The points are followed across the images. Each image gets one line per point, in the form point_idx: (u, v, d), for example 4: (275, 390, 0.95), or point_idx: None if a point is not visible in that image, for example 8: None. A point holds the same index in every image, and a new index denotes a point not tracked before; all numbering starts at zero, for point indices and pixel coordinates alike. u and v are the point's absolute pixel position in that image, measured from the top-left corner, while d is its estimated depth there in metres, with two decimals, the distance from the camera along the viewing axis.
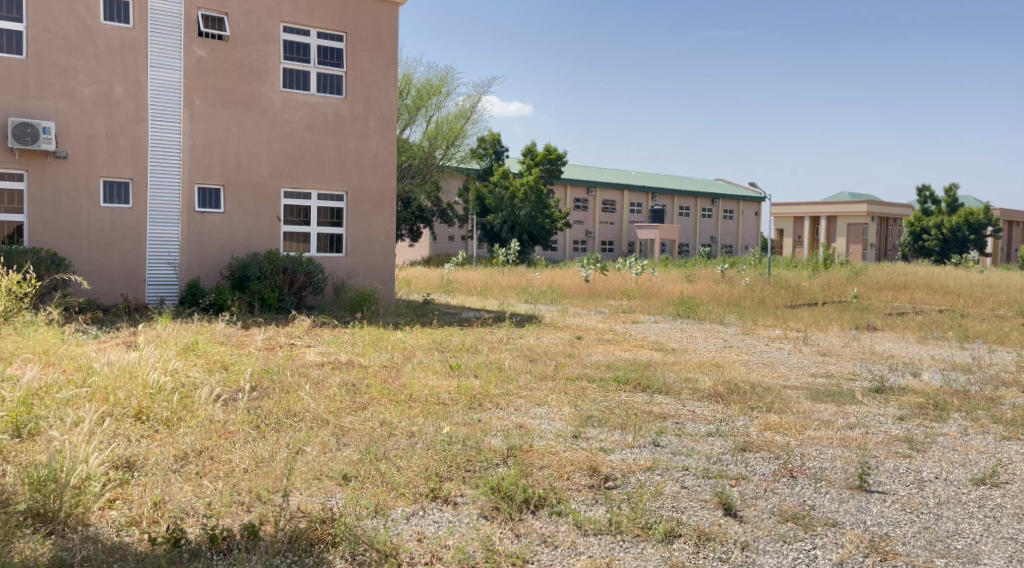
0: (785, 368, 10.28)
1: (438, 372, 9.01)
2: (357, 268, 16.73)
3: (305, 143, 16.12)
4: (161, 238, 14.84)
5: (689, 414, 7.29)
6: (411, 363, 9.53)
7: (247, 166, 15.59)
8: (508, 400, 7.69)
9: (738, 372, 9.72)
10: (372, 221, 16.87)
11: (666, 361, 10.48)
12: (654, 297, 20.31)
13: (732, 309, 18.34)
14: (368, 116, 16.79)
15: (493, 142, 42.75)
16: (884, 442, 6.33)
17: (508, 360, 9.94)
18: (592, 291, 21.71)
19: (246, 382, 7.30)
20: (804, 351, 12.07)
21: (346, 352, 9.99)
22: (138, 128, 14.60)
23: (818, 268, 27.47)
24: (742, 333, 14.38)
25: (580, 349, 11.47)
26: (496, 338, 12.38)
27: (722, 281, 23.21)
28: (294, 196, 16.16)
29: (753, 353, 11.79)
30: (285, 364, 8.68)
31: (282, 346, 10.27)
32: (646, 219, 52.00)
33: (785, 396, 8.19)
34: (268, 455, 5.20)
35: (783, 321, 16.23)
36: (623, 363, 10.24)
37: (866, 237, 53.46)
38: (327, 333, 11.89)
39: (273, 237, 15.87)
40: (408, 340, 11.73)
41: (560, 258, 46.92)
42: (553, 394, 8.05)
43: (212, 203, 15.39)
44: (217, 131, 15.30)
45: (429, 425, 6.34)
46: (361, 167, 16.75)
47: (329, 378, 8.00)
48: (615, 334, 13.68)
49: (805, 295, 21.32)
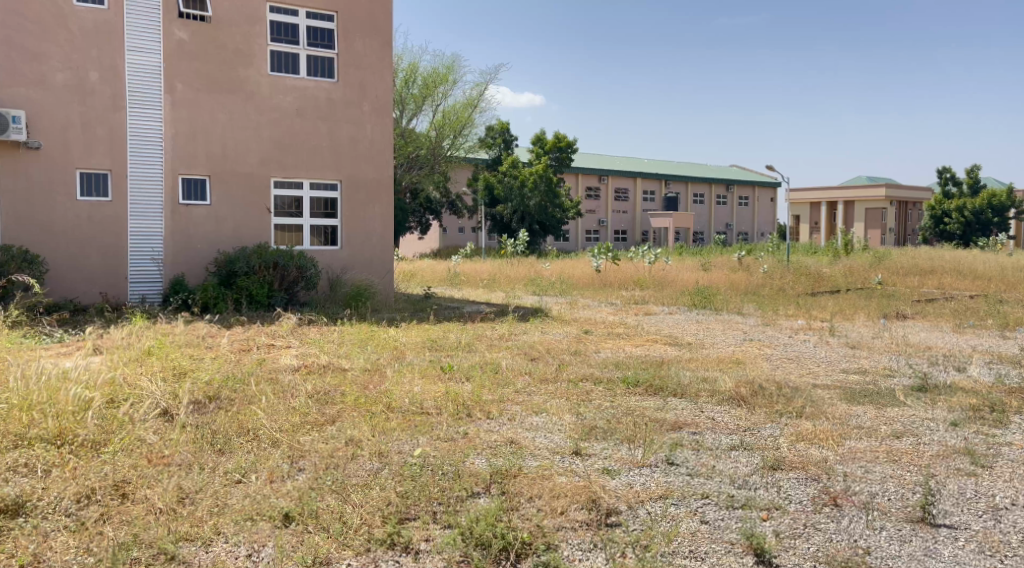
0: (814, 364, 9.29)
1: (428, 375, 8.09)
2: (353, 261, 15.84)
3: (295, 130, 15.22)
4: (143, 234, 13.96)
5: (709, 422, 6.32)
6: (399, 365, 8.61)
7: (235, 155, 14.70)
8: (503, 408, 6.76)
9: (762, 370, 8.76)
10: (369, 212, 15.96)
11: (682, 358, 9.52)
12: (668, 287, 19.33)
13: (751, 299, 17.33)
14: (362, 100, 15.86)
15: (501, 130, 41.62)
16: (941, 456, 5.36)
17: (506, 360, 9.01)
18: (603, 282, 20.72)
19: (202, 393, 6.40)
20: (833, 343, 11.08)
21: (329, 354, 9.07)
22: (116, 116, 13.71)
23: (839, 254, 26.41)
24: (762, 325, 13.40)
25: (588, 346, 10.52)
26: (497, 335, 11.45)
27: (739, 269, 22.18)
28: (285, 186, 15.27)
29: (777, 347, 10.80)
30: (256, 370, 7.77)
31: (259, 348, 9.38)
32: (660, 207, 50.89)
33: (818, 399, 7.22)
34: (197, 487, 4.31)
35: (806, 310, 15.22)
36: (634, 361, 9.29)
37: (885, 221, 52.19)
38: (314, 332, 10.98)
39: (263, 230, 14.98)
40: (400, 338, 10.82)
41: (572, 248, 45.97)
42: (554, 401, 7.12)
43: (197, 194, 14.50)
44: (201, 118, 14.40)
45: (404, 445, 5.41)
46: (356, 155, 15.83)
47: (300, 385, 7.09)
48: (626, 327, 12.73)
49: (827, 282, 20.29)
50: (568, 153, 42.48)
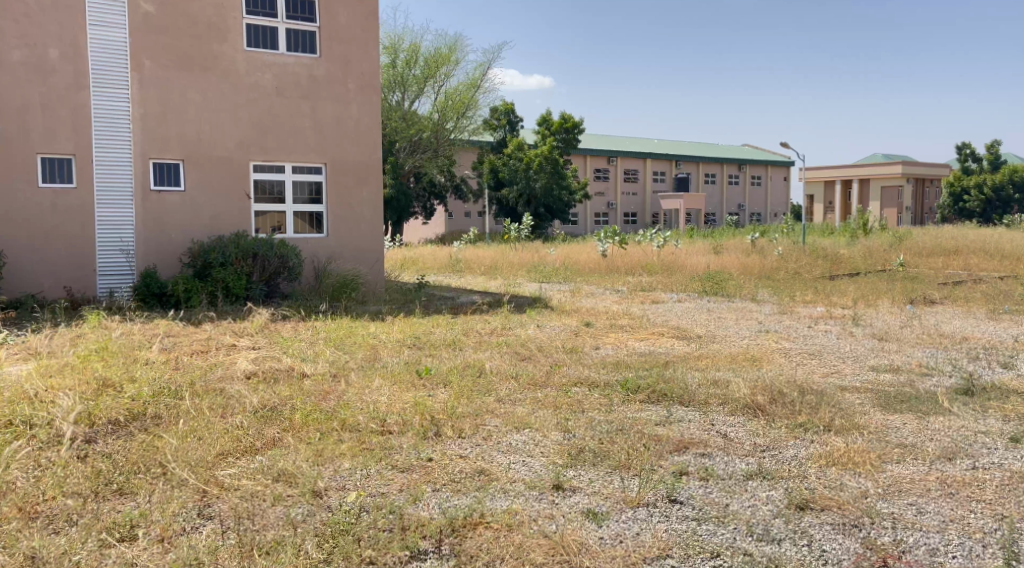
0: (839, 361, 8.24)
1: (400, 383, 7.08)
2: (340, 249, 14.84)
3: (274, 109, 14.22)
4: (112, 222, 13.02)
5: (722, 440, 5.31)
6: (368, 371, 7.63)
7: (210, 137, 13.71)
8: (478, 424, 5.77)
9: (781, 368, 7.73)
10: (357, 197, 14.97)
11: (691, 356, 8.50)
12: (677, 273, 18.25)
13: (766, 284, 16.25)
14: (347, 77, 14.85)
15: (506, 111, 40.36)
16: (1009, 488, 4.36)
17: (492, 361, 8.01)
18: (610, 267, 19.67)
19: (122, 411, 5.43)
20: (857, 335, 10.00)
21: (293, 356, 8.10)
22: (79, 96, 12.75)
23: (856, 234, 25.24)
24: (778, 313, 12.36)
25: (586, 341, 9.51)
26: (489, 329, 10.45)
27: (753, 252, 21.05)
28: (265, 170, 14.27)
29: (796, 340, 9.74)
30: (203, 378, 6.80)
31: (218, 351, 8.41)
32: (671, 188, 49.62)
33: (848, 406, 6.17)
34: (59, 555, 3.48)
35: (826, 296, 14.13)
36: (636, 359, 8.28)
37: (901, 200, 50.79)
38: (287, 330, 10.01)
39: (243, 217, 14.02)
40: (380, 334, 9.85)
41: (581, 231, 45.02)
42: (542, 413, 6.13)
43: (170, 180, 13.53)
44: (172, 98, 13.42)
45: (349, 482, 4.45)
46: (341, 135, 14.83)
47: (245, 396, 6.11)
48: (631, 318, 11.69)
49: (845, 264, 19.17)
50: (574, 133, 41.09)
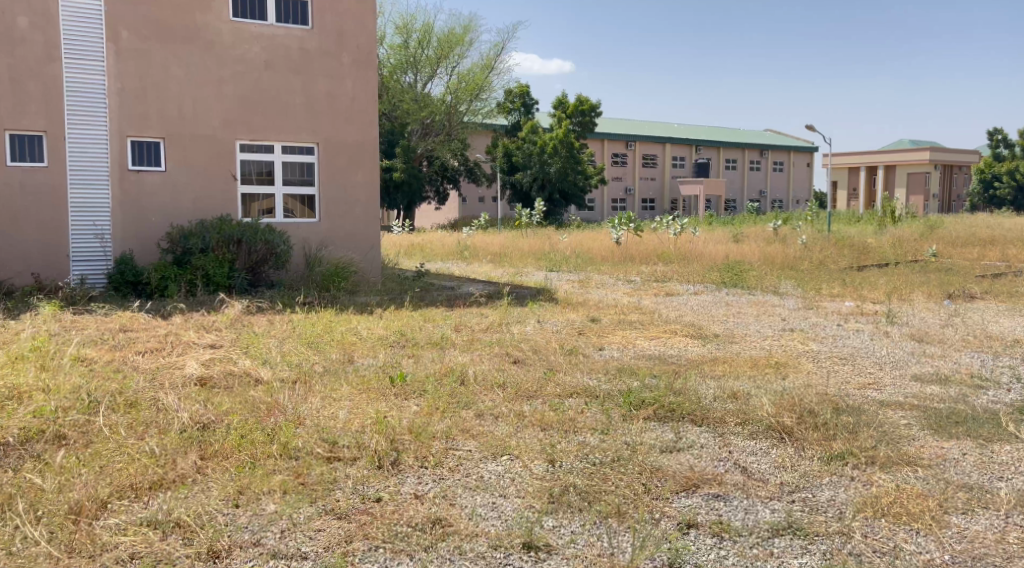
0: (876, 368, 7.19)
1: (368, 393, 6.14)
2: (333, 236, 13.86)
3: (262, 85, 13.26)
4: (86, 204, 12.13)
5: (741, 477, 4.31)
6: (335, 376, 6.68)
7: (193, 114, 12.78)
8: (447, 450, 4.79)
9: (809, 378, 6.72)
10: (350, 180, 13.98)
11: (705, 360, 7.49)
12: (694, 262, 17.18)
13: (789, 275, 15.16)
14: (341, 51, 13.87)
15: (520, 95, 39.37)
16: None
17: (479, 364, 7.04)
18: (623, 256, 18.60)
19: (12, 434, 4.53)
20: (893, 336, 8.92)
21: (255, 358, 7.16)
22: (51, 68, 11.84)
23: (884, 222, 24.00)
24: (804, 308, 11.30)
25: (589, 341, 8.52)
26: (483, 325, 9.49)
27: (775, 240, 19.92)
28: (253, 150, 13.32)
29: (824, 341, 8.69)
30: (139, 386, 5.87)
31: (173, 349, 7.50)
32: (690, 174, 48.34)
33: (892, 428, 5.14)
34: None
35: (855, 289, 13.03)
36: (644, 364, 7.30)
37: (928, 187, 49.21)
38: (260, 326, 9.10)
39: (228, 201, 13.10)
40: (361, 331, 8.91)
41: (597, 217, 43.94)
42: (527, 435, 5.15)
43: (150, 159, 12.61)
44: (152, 72, 12.49)
45: (267, 534, 3.59)
46: (335, 113, 13.85)
47: (175, 411, 5.17)
48: (642, 313, 10.68)
49: (874, 254, 18.02)
50: (590, 116, 39.79)
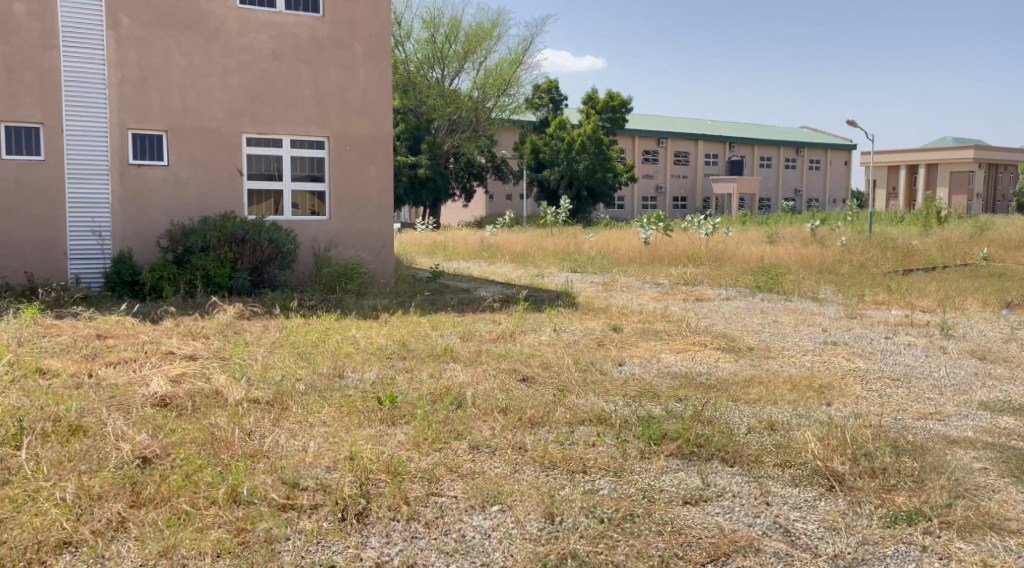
0: (935, 392, 6.31)
1: (351, 417, 5.40)
2: (344, 234, 13.11)
3: (270, 75, 12.57)
4: (84, 200, 11.51)
5: (781, 544, 3.60)
6: (318, 394, 5.94)
7: (196, 105, 12.12)
8: (428, 495, 4.02)
9: (858, 404, 5.87)
10: (363, 175, 13.21)
11: (738, 380, 6.64)
12: (727, 265, 16.23)
13: (829, 279, 14.20)
14: (354, 40, 13.12)
15: (548, 89, 38.57)
16: None
17: (480, 383, 6.26)
18: (652, 257, 17.73)
19: None
20: (951, 351, 8.00)
21: (234, 371, 6.44)
22: (48, 57, 11.24)
23: (930, 222, 22.81)
24: (847, 317, 10.39)
25: (609, 353, 7.71)
26: (494, 334, 8.71)
27: (812, 241, 18.94)
28: (260, 144, 12.62)
29: (872, 357, 7.77)
30: (87, 407, 5.16)
31: (147, 360, 6.81)
32: (724, 171, 47.15)
33: (964, 475, 4.29)
34: None
35: (901, 296, 12.06)
36: (668, 383, 6.49)
37: (972, 186, 47.51)
38: (252, 334, 8.37)
39: (234, 197, 12.40)
40: (359, 340, 8.17)
41: (627, 216, 43.04)
42: (525, 477, 4.35)
43: (151, 153, 11.96)
44: (154, 61, 11.85)
45: None
46: (346, 105, 13.09)
47: (116, 441, 4.45)
48: (669, 321, 9.83)
49: (919, 258, 16.96)
50: (621, 112, 38.83)
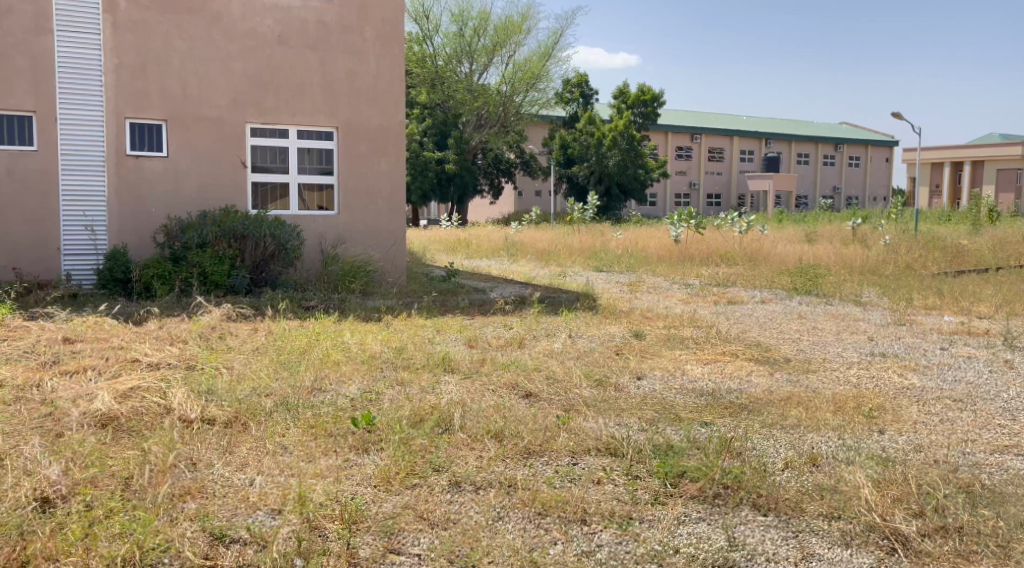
0: (1008, 418, 5.38)
1: (316, 442, 4.63)
2: (353, 230, 11.90)
3: (276, 62, 11.38)
4: (78, 193, 10.55)
5: None
6: (286, 412, 5.17)
7: (197, 92, 11.02)
8: (384, 555, 3.31)
9: (914, 434, 4.98)
10: (373, 168, 11.92)
11: (774, 399, 5.77)
12: (762, 265, 15.25)
13: (874, 282, 13.18)
14: (364, 25, 11.84)
15: (578, 83, 37.43)
16: None
17: (474, 400, 5.46)
18: (682, 255, 16.81)
19: None
20: (1019, 367, 7.03)
21: (198, 382, 5.70)
22: (42, 42, 10.27)
23: (981, 221, 21.52)
24: (895, 324, 9.42)
25: (629, 365, 6.86)
26: (503, 340, 7.90)
27: (853, 241, 17.87)
28: (265, 135, 11.47)
29: (928, 373, 6.82)
30: (11, 429, 4.45)
31: (107, 367, 6.11)
32: (759, 169, 45.83)
33: None
34: None
35: (954, 301, 11.03)
36: (691, 402, 5.65)
37: (1019, 183, 44.93)
38: (235, 339, 7.61)
39: (237, 192, 11.30)
40: (351, 346, 7.42)
41: (659, 213, 42.03)
42: (509, 529, 3.57)
43: (150, 143, 10.92)
44: (152, 45, 10.79)
45: None
46: (357, 95, 11.83)
47: (20, 475, 3.72)
48: (698, 327, 8.95)
49: (970, 260, 15.84)
50: (653, 107, 37.70)
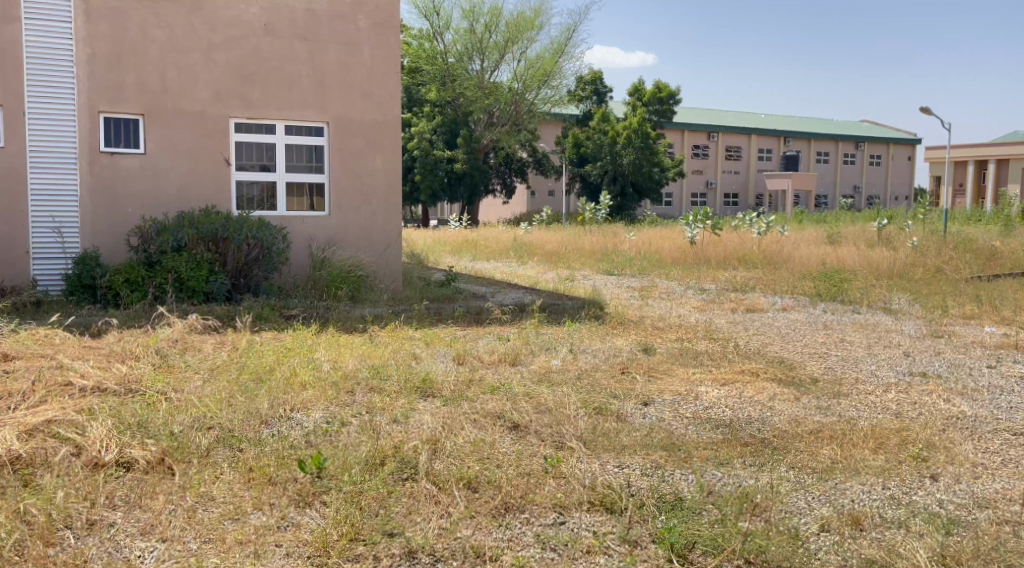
0: None
1: (250, 492, 3.81)
2: (346, 233, 10.84)
3: (262, 52, 10.35)
4: (48, 193, 9.58)
5: None
6: (225, 452, 4.35)
7: (177, 85, 10.02)
8: None
9: (973, 482, 4.13)
10: (368, 166, 10.87)
11: (802, 432, 4.92)
12: (783, 269, 14.35)
13: (903, 287, 12.27)
14: (357, 13, 10.78)
15: (591, 81, 36.68)
16: None
17: (452, 434, 4.62)
18: (697, 257, 15.94)
19: None
20: None
21: (133, 410, 4.90)
22: (7, 30, 9.34)
23: (1013, 221, 20.47)
24: (932, 336, 8.53)
25: (635, 387, 6.01)
26: (496, 355, 7.07)
27: (879, 243, 16.91)
28: (250, 130, 10.42)
29: (978, 398, 5.94)
30: None
31: (35, 393, 5.30)
32: (778, 168, 44.77)
33: None
34: None
35: (994, 309, 10.13)
36: (705, 437, 4.80)
37: None
38: (197, 355, 6.81)
39: (220, 192, 10.26)
40: (324, 363, 6.60)
41: (675, 213, 41.09)
42: None
43: (127, 140, 9.93)
44: (129, 34, 9.81)
45: None
46: (350, 87, 10.75)
47: None
48: (713, 340, 8.10)
49: (1003, 263, 14.87)
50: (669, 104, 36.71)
